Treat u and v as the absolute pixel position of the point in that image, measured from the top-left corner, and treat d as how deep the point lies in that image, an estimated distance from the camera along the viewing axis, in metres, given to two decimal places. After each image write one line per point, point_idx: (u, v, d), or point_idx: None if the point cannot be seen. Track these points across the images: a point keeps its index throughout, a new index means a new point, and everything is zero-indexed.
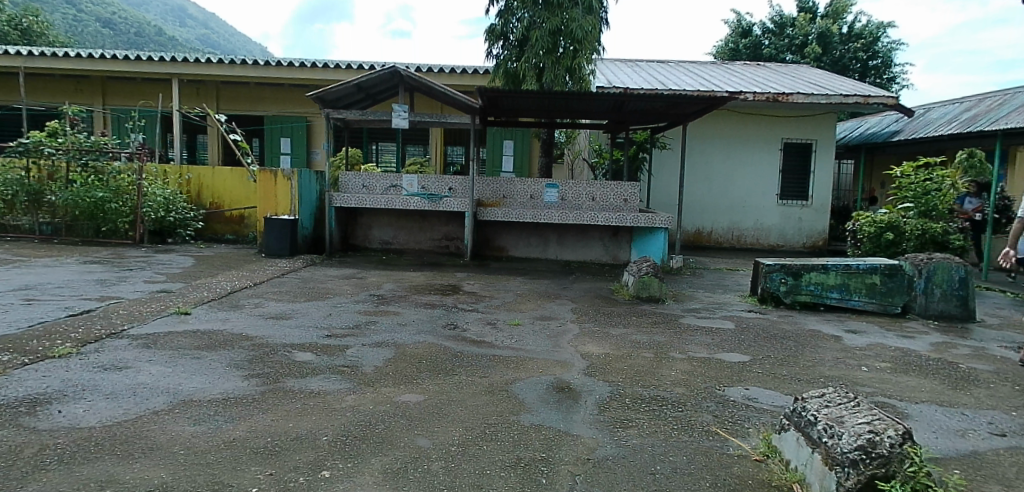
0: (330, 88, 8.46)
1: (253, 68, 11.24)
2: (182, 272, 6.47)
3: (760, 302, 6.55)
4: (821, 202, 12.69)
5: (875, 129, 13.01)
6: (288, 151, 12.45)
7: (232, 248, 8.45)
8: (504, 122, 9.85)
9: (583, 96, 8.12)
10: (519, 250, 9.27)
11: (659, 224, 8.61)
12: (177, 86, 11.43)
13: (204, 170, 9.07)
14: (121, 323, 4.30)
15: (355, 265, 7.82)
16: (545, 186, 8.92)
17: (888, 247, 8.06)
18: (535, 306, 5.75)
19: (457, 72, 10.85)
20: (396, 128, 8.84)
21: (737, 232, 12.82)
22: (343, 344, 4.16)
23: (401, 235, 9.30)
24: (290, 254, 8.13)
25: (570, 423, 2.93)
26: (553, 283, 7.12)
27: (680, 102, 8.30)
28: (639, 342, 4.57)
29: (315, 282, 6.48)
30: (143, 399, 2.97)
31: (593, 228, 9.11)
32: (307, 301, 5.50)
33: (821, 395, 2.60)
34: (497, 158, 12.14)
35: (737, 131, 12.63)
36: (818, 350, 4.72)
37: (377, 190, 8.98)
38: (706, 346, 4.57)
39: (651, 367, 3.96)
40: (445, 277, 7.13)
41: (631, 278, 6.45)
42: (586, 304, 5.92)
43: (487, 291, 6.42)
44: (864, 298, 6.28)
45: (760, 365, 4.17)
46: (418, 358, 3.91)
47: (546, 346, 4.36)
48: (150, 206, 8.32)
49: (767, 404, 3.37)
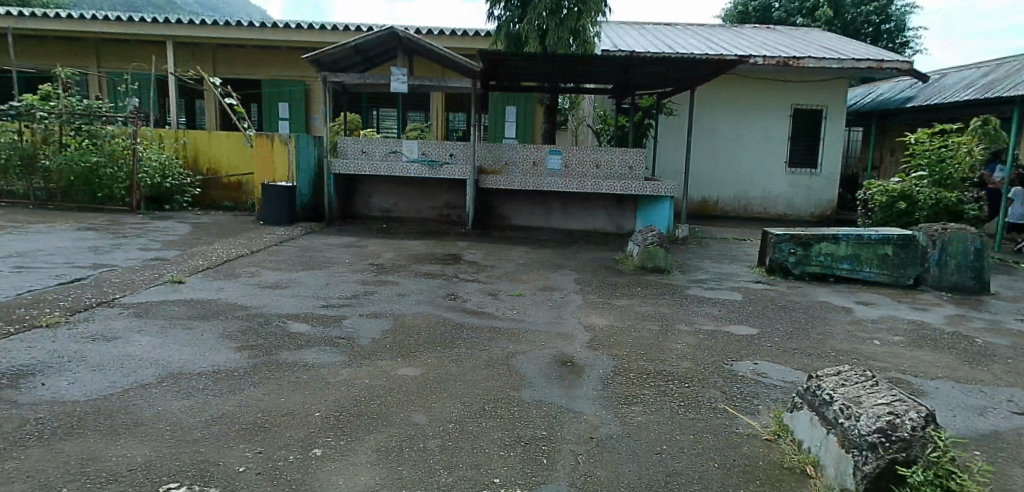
0: (326, 50, 8.19)
1: (249, 30, 10.93)
2: (178, 239, 6.35)
3: (768, 273, 6.41)
4: (830, 170, 12.43)
5: (888, 95, 12.65)
6: (286, 117, 12.21)
7: (230, 215, 8.31)
8: (506, 87, 9.57)
9: (589, 59, 7.84)
10: (522, 219, 9.11)
11: (664, 192, 8.44)
12: (172, 48, 11.14)
13: (200, 135, 8.87)
14: (113, 292, 4.19)
15: (355, 233, 7.69)
16: (549, 152, 8.71)
17: (900, 217, 7.89)
18: (538, 276, 5.62)
19: (459, 35, 10.52)
20: (396, 92, 8.60)
21: (744, 201, 12.61)
22: (340, 314, 4.05)
23: (402, 203, 9.14)
24: (289, 222, 8.00)
25: (572, 399, 2.82)
26: (557, 252, 6.99)
27: (689, 65, 8.01)
28: (644, 314, 4.45)
29: (313, 250, 6.35)
30: (132, 371, 2.87)
31: (597, 196, 8.93)
32: (305, 270, 5.38)
33: (836, 373, 2.48)
34: (500, 124, 11.88)
35: (746, 97, 12.31)
36: (829, 322, 4.60)
37: (377, 156, 8.79)
38: (713, 318, 4.45)
39: (657, 341, 3.84)
40: (446, 246, 6.99)
41: (637, 248, 6.28)
42: (590, 274, 5.80)
43: (488, 260, 6.29)
44: (875, 269, 6.15)
45: (768, 339, 4.05)
46: (416, 330, 3.80)
47: (549, 318, 4.25)
48: (145, 172, 8.15)
49: (778, 380, 3.27)
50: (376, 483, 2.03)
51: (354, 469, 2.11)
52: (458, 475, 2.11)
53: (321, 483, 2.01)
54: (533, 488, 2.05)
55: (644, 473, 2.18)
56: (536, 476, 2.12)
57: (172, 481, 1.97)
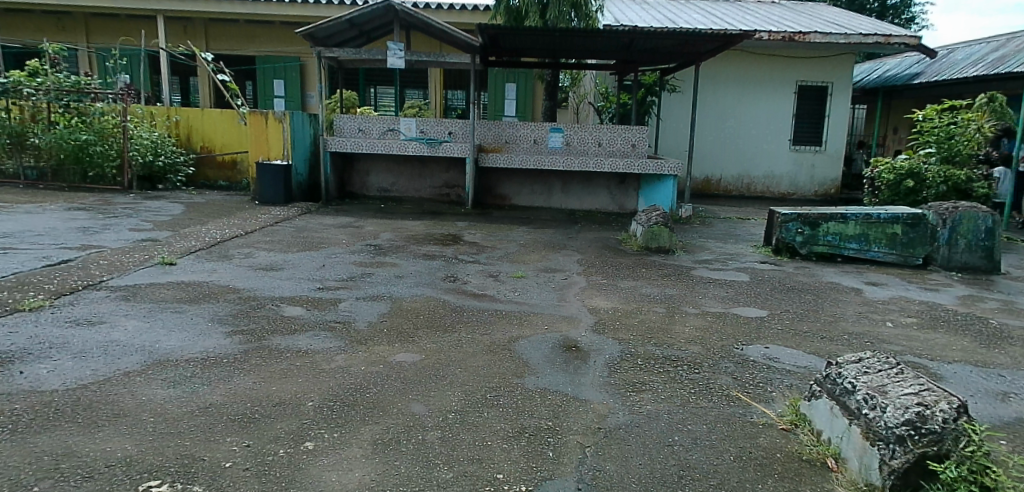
0: (320, 24, 7.92)
1: (241, 5, 10.64)
2: (170, 219, 6.18)
3: (775, 253, 6.26)
4: (835, 148, 12.23)
5: (895, 71, 12.39)
6: (281, 94, 11.96)
7: (224, 195, 8.14)
8: (506, 62, 9.32)
9: (591, 34, 7.59)
10: (522, 198, 8.94)
11: (668, 171, 8.27)
12: (163, 23, 10.86)
13: (193, 112, 8.65)
14: (100, 274, 4.04)
15: (352, 213, 7.53)
16: (550, 130, 8.56)
17: (907, 196, 7.69)
18: (539, 257, 5.48)
19: (456, 9, 10.24)
20: (393, 68, 8.38)
21: (747, 180, 12.43)
22: (336, 297, 3.91)
23: (400, 182, 8.96)
24: (285, 202, 7.82)
25: (577, 387, 2.70)
26: (558, 232, 6.84)
27: (694, 40, 7.77)
28: (649, 295, 4.32)
29: (309, 230, 6.20)
30: (115, 358, 2.74)
31: (599, 175, 8.74)
32: (300, 251, 5.23)
33: (857, 361, 2.35)
34: (499, 102, 11.63)
35: (750, 74, 12.05)
36: (839, 304, 4.47)
37: (374, 134, 8.62)
38: (720, 300, 4.32)
39: (664, 324, 3.71)
40: (445, 226, 6.84)
41: (640, 228, 6.15)
42: (593, 255, 5.65)
43: (489, 241, 6.14)
44: (884, 248, 5.99)
45: (779, 322, 3.92)
46: (415, 314, 3.67)
47: (551, 300, 4.12)
48: (136, 150, 7.95)
49: (790, 364, 3.15)
50: (370, 479, 1.90)
51: (348, 464, 1.98)
52: (458, 470, 1.98)
53: (313, 479, 1.89)
54: (538, 483, 1.93)
55: (656, 466, 2.06)
56: (541, 471, 2.00)
57: (153, 478, 1.84)
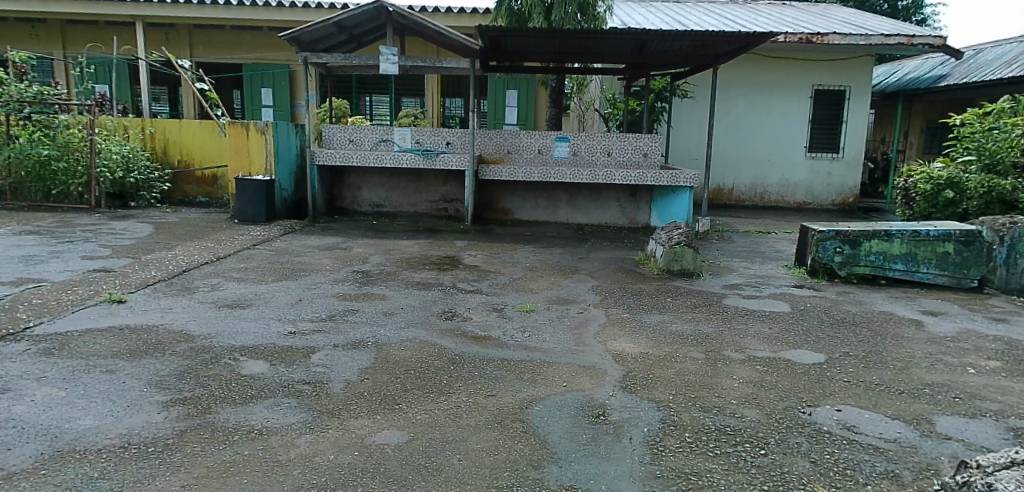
0: (306, 27, 7.28)
1: (225, 10, 10.03)
2: (134, 243, 5.53)
3: (810, 275, 5.60)
4: (853, 155, 11.61)
5: (916, 73, 11.79)
6: (270, 104, 11.38)
7: (202, 213, 7.50)
8: (507, 67, 8.67)
9: (601, 34, 6.96)
10: (526, 212, 8.30)
11: (684, 182, 7.66)
12: (142, 30, 10.27)
13: (169, 124, 8.03)
14: (28, 318, 3.39)
15: (340, 232, 6.88)
16: (555, 139, 7.97)
17: (944, 207, 7.07)
18: (549, 284, 4.83)
19: (454, 13, 9.66)
20: (386, 74, 7.71)
21: (760, 189, 11.81)
22: (309, 346, 3.25)
23: (394, 197, 8.32)
24: (267, 219, 7.17)
25: (615, 484, 2.03)
26: (567, 252, 6.20)
27: (711, 42, 7.16)
28: (682, 336, 3.65)
29: (290, 254, 5.54)
30: (3, 449, 2.08)
31: (608, 187, 8.11)
32: (276, 281, 4.58)
33: (1011, 467, 1.69)
34: (500, 109, 11.02)
35: (764, 78, 11.46)
36: (903, 342, 3.81)
37: (365, 145, 8.03)
38: (766, 340, 3.66)
39: (707, 377, 3.05)
40: (443, 247, 6.19)
41: (660, 248, 5.49)
42: (610, 281, 4.99)
43: (491, 264, 5.49)
44: (933, 269, 5.34)
45: (842, 370, 3.26)
46: (404, 368, 3.00)
47: (567, 343, 3.45)
48: (105, 166, 7.33)
49: (877, 436, 2.50)
50: None
51: None
52: None
53: None
54: None
55: None
56: None
57: None
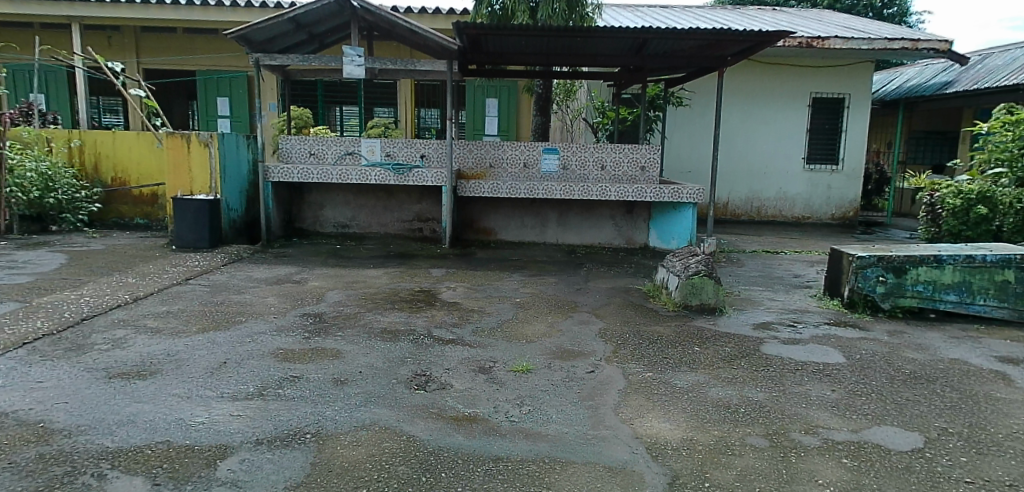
0: (257, 23, 6.27)
1: (173, 9, 9.00)
2: (33, 281, 4.49)
3: (848, 308, 4.80)
4: (853, 167, 10.99)
5: (918, 80, 11.24)
6: (226, 113, 10.38)
7: (135, 238, 6.46)
8: (489, 71, 7.80)
9: (594, 33, 6.15)
10: (511, 232, 7.41)
11: (687, 198, 6.87)
12: (78, 33, 9.18)
13: (99, 136, 6.99)
14: None
15: (296, 259, 5.92)
16: (543, 151, 7.13)
17: (976, 224, 6.34)
18: (546, 329, 3.93)
19: (429, 13, 8.81)
20: (351, 78, 6.77)
21: (757, 203, 11.11)
22: (220, 443, 2.28)
23: (361, 216, 7.37)
24: (210, 246, 6.16)
25: None
26: (562, 282, 5.32)
27: (718, 41, 6.38)
28: (731, 409, 2.78)
29: (229, 292, 4.56)
30: None
31: (602, 204, 7.27)
32: (200, 333, 3.60)
33: None
34: (479, 119, 10.17)
35: (760, 85, 10.81)
36: (1002, 406, 2.99)
37: (328, 159, 7.09)
38: (836, 413, 2.80)
39: (787, 485, 2.15)
40: (416, 277, 5.27)
41: (674, 279, 4.64)
42: (618, 322, 4.12)
43: (473, 300, 4.58)
44: (991, 301, 4.57)
45: (953, 459, 2.43)
46: (355, 483, 2.05)
47: (580, 427, 2.55)
48: (17, 186, 6.25)
49: None
50: None
51: None
52: None
53: None
54: None
55: None
56: None
57: None
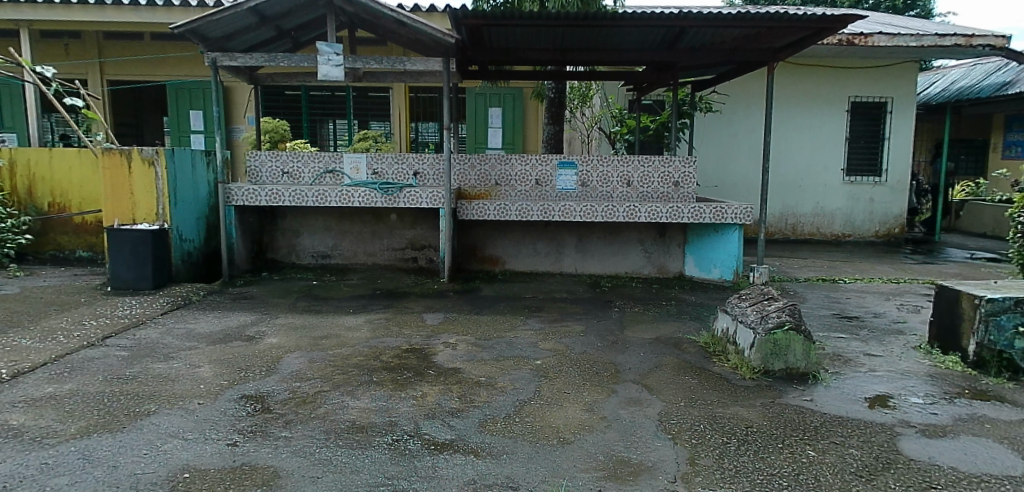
0: (212, 14, 5.17)
1: (133, 11, 7.94)
2: None
3: (974, 367, 3.61)
4: (898, 178, 9.84)
5: (969, 82, 10.15)
6: (200, 129, 9.35)
7: (68, 277, 5.32)
8: (491, 72, 6.71)
9: (620, 21, 5.06)
10: (522, 260, 6.27)
11: (731, 219, 5.72)
12: (28, 39, 8.11)
13: (33, 154, 5.91)
14: None
15: (259, 303, 4.77)
16: (558, 166, 6.03)
17: None
18: (586, 416, 2.76)
19: (423, 11, 7.74)
20: (330, 81, 5.67)
21: (791, 219, 9.96)
22: None
23: (345, 244, 6.24)
24: (154, 286, 5.02)
25: None
26: (591, 331, 4.16)
27: (770, 29, 5.28)
28: None
29: (152, 358, 3.39)
30: None
31: (629, 225, 6.14)
32: (75, 438, 2.43)
33: None
34: (481, 131, 9.07)
35: (792, 90, 9.73)
36: None
37: (304, 178, 5.98)
38: None
39: None
40: (406, 328, 4.11)
41: (746, 332, 3.46)
42: (683, 402, 2.94)
43: (479, 364, 3.42)
44: None
45: None
46: None
47: None
48: None
49: None
50: None
51: None
52: None
53: None
54: None
55: None
56: None
57: None
